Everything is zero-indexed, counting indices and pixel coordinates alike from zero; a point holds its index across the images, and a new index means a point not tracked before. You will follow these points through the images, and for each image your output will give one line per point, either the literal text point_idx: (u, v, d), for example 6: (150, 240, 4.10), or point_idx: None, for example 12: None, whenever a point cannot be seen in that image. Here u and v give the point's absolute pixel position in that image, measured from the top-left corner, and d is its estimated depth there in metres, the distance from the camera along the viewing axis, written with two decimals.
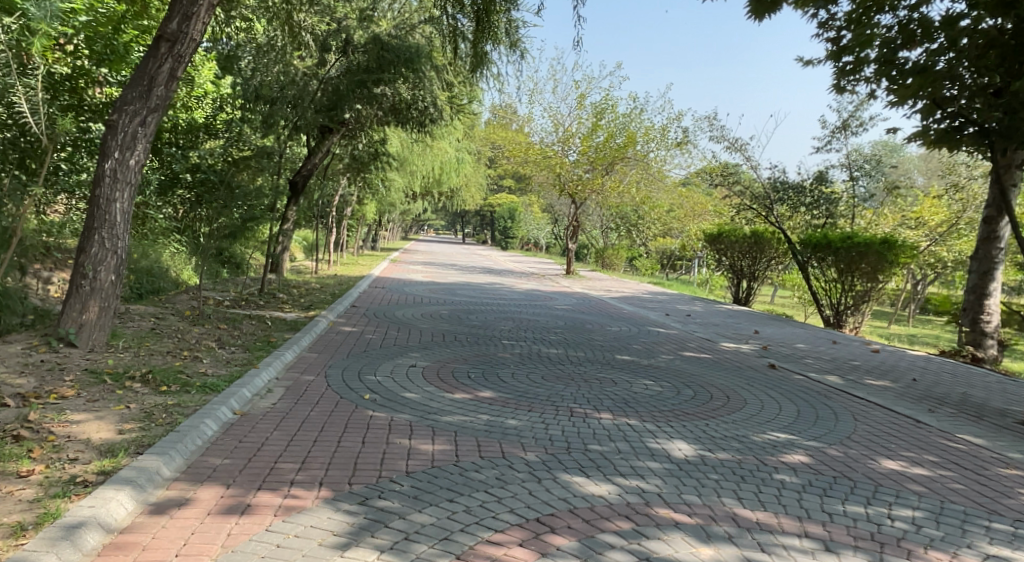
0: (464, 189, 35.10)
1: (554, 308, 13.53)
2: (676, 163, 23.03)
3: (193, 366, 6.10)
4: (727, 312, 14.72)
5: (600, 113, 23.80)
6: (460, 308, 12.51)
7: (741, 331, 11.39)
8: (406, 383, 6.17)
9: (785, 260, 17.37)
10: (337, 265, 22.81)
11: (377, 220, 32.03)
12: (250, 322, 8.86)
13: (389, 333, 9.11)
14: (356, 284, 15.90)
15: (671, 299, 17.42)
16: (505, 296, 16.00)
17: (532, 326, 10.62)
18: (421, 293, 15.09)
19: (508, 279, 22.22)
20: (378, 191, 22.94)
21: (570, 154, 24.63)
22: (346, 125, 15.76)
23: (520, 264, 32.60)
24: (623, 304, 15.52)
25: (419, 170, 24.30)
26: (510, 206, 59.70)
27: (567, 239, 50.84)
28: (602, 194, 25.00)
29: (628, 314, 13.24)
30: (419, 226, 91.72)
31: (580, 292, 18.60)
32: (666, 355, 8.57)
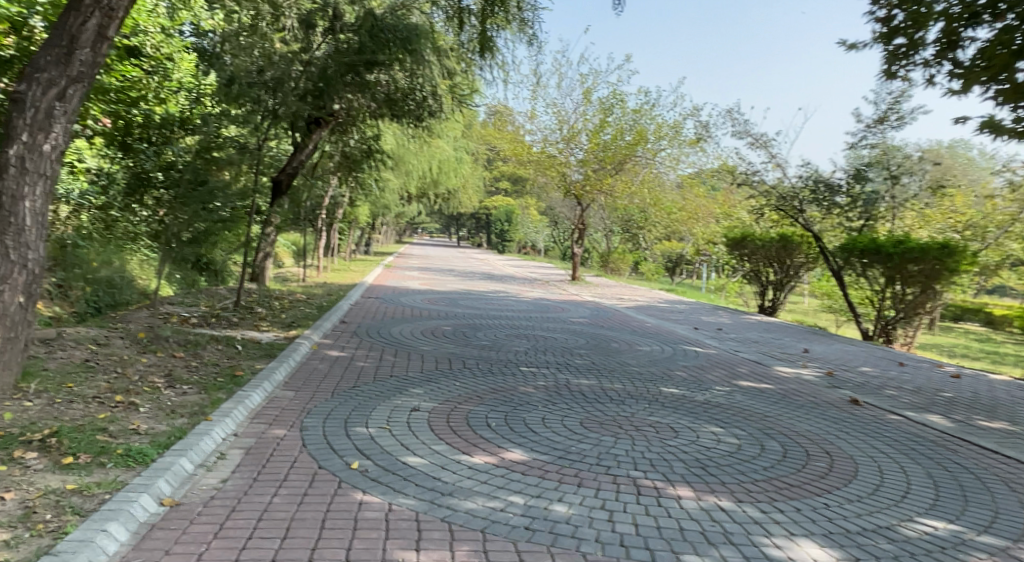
0: (461, 190, 33.58)
1: (569, 322, 12.05)
2: (690, 161, 21.59)
3: (124, 418, 4.60)
4: (760, 325, 13.27)
5: (608, 109, 22.35)
6: (465, 323, 11.01)
7: (790, 351, 9.92)
8: (408, 439, 4.64)
9: (815, 266, 16.06)
10: (327, 271, 21.24)
11: (370, 223, 30.48)
12: (216, 347, 7.32)
13: (385, 359, 7.59)
14: (348, 294, 14.37)
15: (692, 309, 15.97)
16: (514, 306, 14.51)
17: (552, 346, 9.12)
18: (420, 304, 13.58)
19: (512, 286, 20.75)
20: (370, 191, 21.41)
21: (575, 152, 23.19)
22: (336, 117, 14.28)
23: (520, 269, 31.09)
24: (643, 316, 14.05)
25: (415, 169, 22.80)
26: (507, 208, 58.19)
27: (566, 242, 49.35)
28: (611, 195, 23.53)
29: (653, 329, 11.77)
30: (413, 230, 90.16)
31: (591, 301, 17.10)
32: (720, 386, 7.11)
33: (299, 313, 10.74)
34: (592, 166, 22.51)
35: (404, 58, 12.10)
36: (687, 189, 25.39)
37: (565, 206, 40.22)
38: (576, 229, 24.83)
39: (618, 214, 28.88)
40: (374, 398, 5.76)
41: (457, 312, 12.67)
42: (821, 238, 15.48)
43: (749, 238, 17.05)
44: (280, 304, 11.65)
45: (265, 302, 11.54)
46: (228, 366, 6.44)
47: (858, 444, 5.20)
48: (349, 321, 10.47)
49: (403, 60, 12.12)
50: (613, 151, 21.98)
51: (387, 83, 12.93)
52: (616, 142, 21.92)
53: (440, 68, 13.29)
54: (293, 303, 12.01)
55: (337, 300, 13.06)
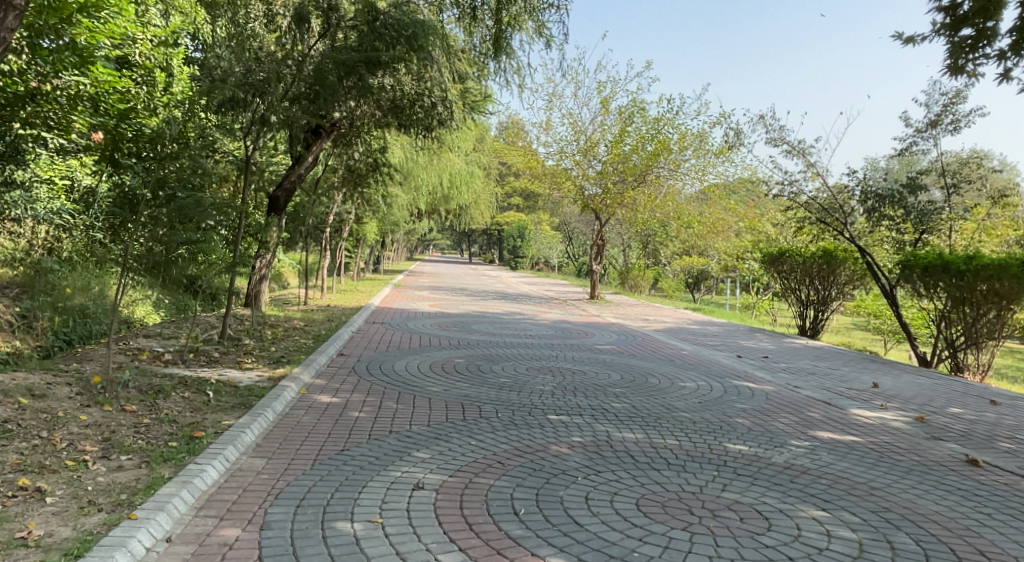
0: (472, 206, 32.42)
1: (596, 351, 10.75)
2: (717, 173, 20.33)
3: (17, 518, 3.36)
4: (808, 352, 11.89)
5: (629, 119, 21.13)
6: (481, 354, 9.74)
7: (857, 386, 8.59)
8: (410, 547, 3.39)
9: (862, 284, 14.69)
10: (332, 292, 20.10)
11: (378, 241, 29.37)
12: (183, 394, 6.09)
13: (387, 405, 6.33)
14: (352, 319, 13.15)
15: (726, 332, 14.60)
16: (533, 331, 13.21)
17: (582, 384, 7.83)
18: (430, 330, 12.31)
19: (528, 306, 19.50)
20: (378, 207, 20.28)
21: (593, 164, 21.98)
22: (338, 127, 13.17)
23: (536, 287, 29.81)
24: (675, 341, 12.71)
25: (425, 184, 21.67)
26: (519, 224, 57.06)
27: (580, 258, 48.02)
28: (632, 208, 22.29)
29: (691, 358, 10.42)
30: (424, 248, 89.21)
31: (617, 323, 15.77)
32: (797, 439, 5.79)
33: (295, 343, 9.51)
34: (613, 179, 21.29)
35: (411, 59, 10.73)
36: (712, 202, 24.09)
37: (580, 220, 38.95)
38: (595, 245, 23.52)
39: (637, 229, 27.57)
40: (366, 470, 4.50)
41: (469, 339, 11.43)
42: (868, 253, 14.13)
43: (787, 254, 15.69)
44: (275, 333, 10.43)
45: (256, 331, 10.33)
46: (190, 424, 5.21)
47: (1014, 540, 3.91)
48: (348, 353, 9.25)
49: (411, 61, 10.86)
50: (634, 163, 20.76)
51: (392, 87, 11.81)
52: (638, 152, 20.68)
53: (450, 73, 12.15)
54: (288, 331, 10.80)
55: (339, 326, 11.83)
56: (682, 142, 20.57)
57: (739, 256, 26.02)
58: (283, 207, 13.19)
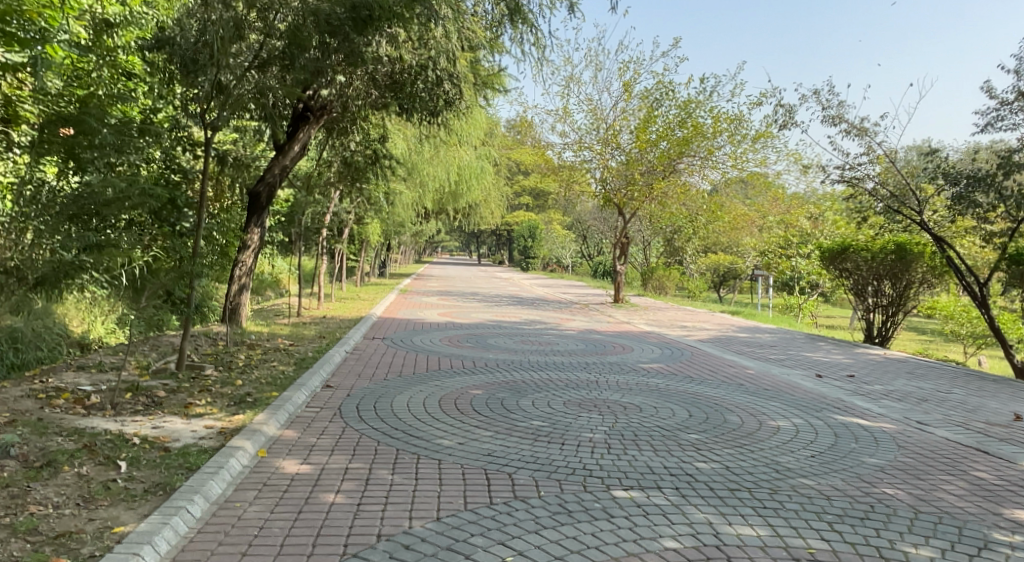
0: (483, 204, 30.52)
1: (643, 371, 8.75)
2: (754, 160, 18.31)
3: None
4: (895, 367, 9.86)
5: (656, 102, 19.10)
6: (504, 381, 7.77)
7: (998, 421, 6.60)
8: None
9: (938, 283, 12.68)
10: (331, 300, 18.22)
11: (384, 242, 27.52)
12: (83, 470, 4.19)
13: (380, 477, 4.40)
14: (350, 335, 11.22)
15: (784, 341, 12.55)
16: (561, 344, 11.23)
17: (642, 428, 5.85)
18: (440, 347, 10.36)
19: (548, 312, 17.54)
20: (381, 206, 18.39)
21: (616, 154, 20.01)
22: (328, 110, 11.31)
23: (554, 289, 27.86)
24: (730, 354, 10.71)
25: (432, 179, 19.78)
26: (530, 223, 55.25)
27: (596, 257, 46.06)
28: (660, 201, 20.30)
29: (763, 381, 8.41)
30: (432, 249, 87.43)
31: (653, 332, 13.75)
32: (997, 530, 3.84)
33: (272, 370, 7.58)
34: (640, 168, 19.32)
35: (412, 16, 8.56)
36: (745, 194, 22.08)
37: (596, 217, 36.99)
38: (618, 243, 21.47)
39: (661, 226, 25.56)
40: None
41: (488, 358, 9.48)
42: (947, 246, 12.17)
43: (849, 249, 13.62)
44: (253, 357, 8.50)
45: (226, 357, 8.36)
46: (62, 535, 3.32)
47: None
48: (338, 385, 7.31)
49: (412, 21, 8.77)
50: (664, 151, 18.77)
51: (390, 58, 9.90)
52: (667, 139, 18.70)
53: (459, 40, 10.22)
54: (270, 353, 8.87)
55: (332, 345, 9.92)
56: (715, 127, 18.48)
57: (775, 252, 23.99)
58: (265, 205, 11.21)
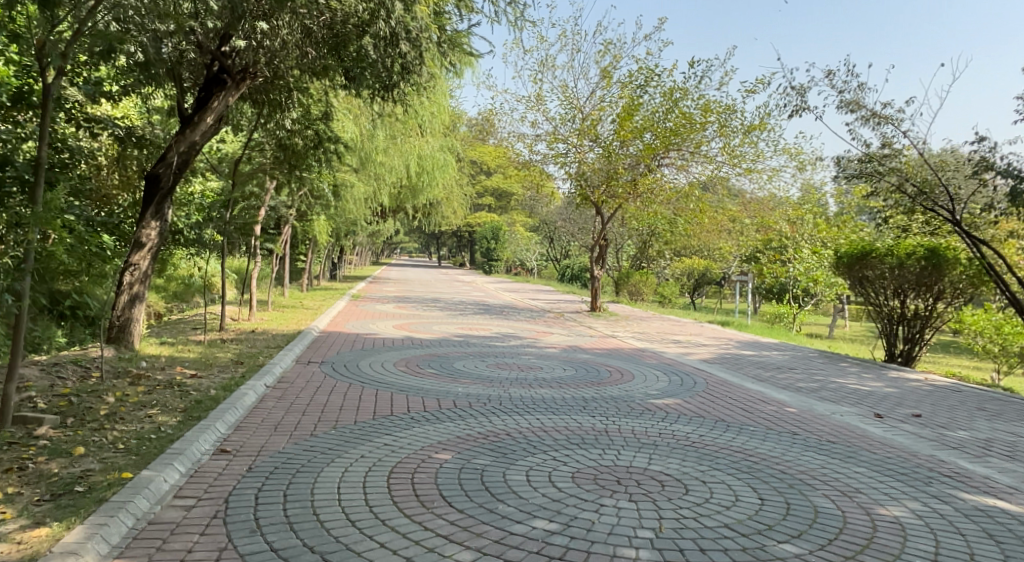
0: (444, 201, 28.25)
1: (659, 414, 6.66)
2: (746, 155, 16.42)
3: None
4: (958, 401, 7.97)
5: (639, 89, 17.11)
6: (479, 437, 5.60)
7: None
8: None
9: (975, 293, 10.89)
10: (269, 309, 15.77)
11: (336, 242, 25.07)
12: None
13: None
14: (276, 357, 8.91)
15: (802, 362, 10.63)
16: (543, 370, 9.05)
17: (703, 533, 3.75)
18: (391, 376, 8.12)
19: (521, 323, 15.40)
20: (329, 201, 16.04)
21: (593, 146, 18.03)
22: (250, 71, 9.02)
23: (523, 295, 25.75)
24: (752, 383, 8.68)
25: (388, 170, 17.48)
26: (493, 225, 53.24)
27: (563, 260, 44.12)
28: (641, 199, 18.38)
29: (818, 426, 6.42)
30: (389, 250, 84.78)
31: (646, 350, 11.69)
32: None
33: (144, 426, 5.28)
34: (622, 162, 17.37)
35: None
36: (730, 194, 20.36)
37: (565, 217, 35.08)
38: (595, 245, 19.42)
39: (637, 227, 23.64)
40: None
41: (453, 394, 7.27)
42: (986, 249, 10.45)
43: (869, 253, 11.64)
44: (128, 399, 6.16)
45: (87, 402, 5.99)
46: None
47: None
48: (237, 448, 5.06)
49: None
50: (650, 143, 16.82)
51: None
52: (652, 131, 16.76)
53: None
54: (155, 392, 6.53)
55: (250, 375, 7.62)
56: (705, 115, 16.53)
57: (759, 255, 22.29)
58: (169, 191, 8.79)
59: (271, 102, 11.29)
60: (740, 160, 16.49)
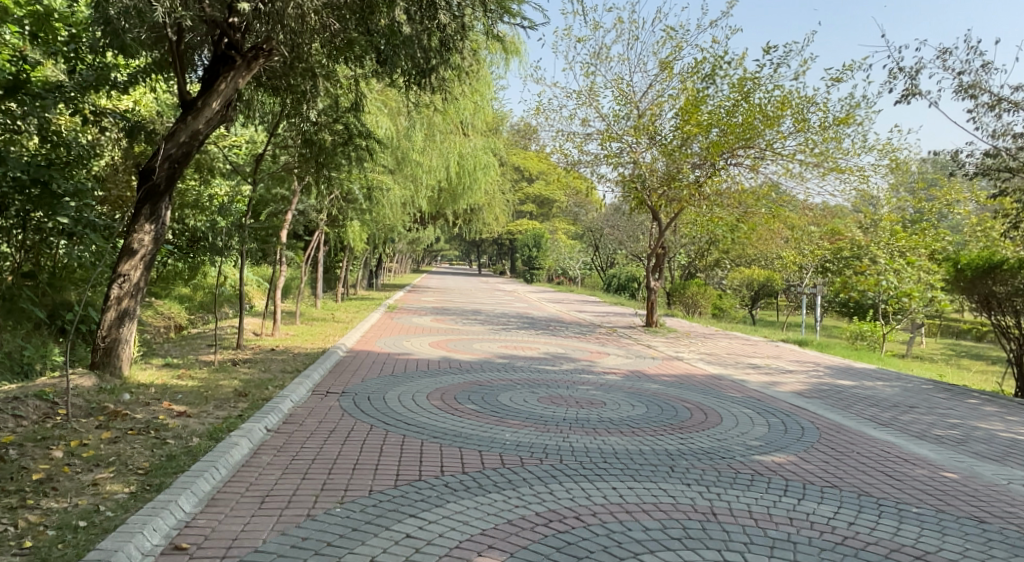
0: (486, 206, 26.79)
1: (776, 482, 4.97)
2: (827, 155, 14.58)
3: None
4: None
5: (705, 81, 15.40)
6: (540, 523, 4.01)
7: None
8: None
9: None
10: (296, 322, 14.46)
11: (373, 250, 23.78)
12: None
13: None
14: (288, 386, 7.45)
15: (920, 397, 8.74)
16: (608, 406, 7.40)
17: None
18: (423, 416, 6.57)
19: (572, 341, 13.77)
20: (362, 205, 14.68)
21: (652, 144, 16.34)
22: (263, 48, 7.70)
23: (570, 307, 24.06)
24: (874, 429, 6.89)
25: (427, 171, 16.06)
26: (536, 233, 51.69)
27: (609, 270, 42.23)
28: (704, 202, 16.62)
29: (1004, 506, 4.65)
30: (429, 258, 83.97)
31: (723, 378, 9.93)
32: None
33: (79, 503, 3.85)
34: (685, 162, 15.64)
35: None
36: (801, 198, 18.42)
37: (613, 224, 33.31)
38: (653, 254, 17.70)
39: (695, 234, 21.79)
40: None
41: (501, 446, 5.69)
42: None
43: (1002, 265, 9.65)
44: (81, 453, 4.77)
45: (26, 456, 4.61)
46: None
47: None
48: (199, 542, 3.57)
49: None
50: (716, 139, 15.08)
51: None
52: (720, 126, 15.01)
53: None
54: (122, 441, 5.13)
55: (250, 413, 6.17)
56: (780, 108, 14.72)
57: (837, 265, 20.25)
58: (165, 191, 7.48)
59: (293, 91, 9.96)
60: (823, 158, 14.58)
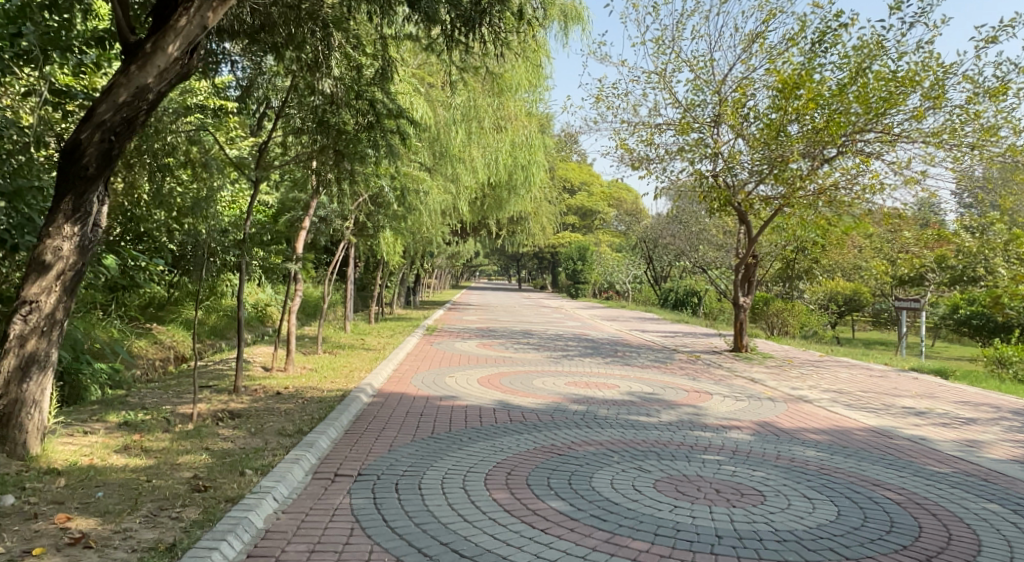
0: (534, 215, 24.29)
1: None
2: (973, 136, 11.56)
3: None
4: None
5: (811, 50, 12.57)
6: None
7: None
8: None
9: None
10: (319, 351, 12.05)
11: (411, 265, 21.43)
12: None
13: None
14: (276, 467, 4.90)
15: None
16: (772, 503, 4.69)
17: None
18: (484, 536, 3.96)
19: (656, 374, 11.08)
20: (395, 212, 12.26)
21: (746, 132, 13.61)
22: None
23: (633, 328, 21.27)
24: None
25: (472, 169, 13.58)
26: (580, 245, 48.92)
27: (663, 284, 39.25)
28: (806, 201, 13.78)
29: None
30: (468, 274, 81.90)
31: (893, 437, 7.13)
32: None
33: None
34: (792, 149, 12.77)
35: None
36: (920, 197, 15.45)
37: (672, 233, 30.37)
38: (742, 265, 14.88)
39: (779, 241, 18.88)
40: None
41: None
42: None
43: None
44: None
45: None
46: None
47: None
48: None
49: None
50: (828, 119, 12.25)
51: None
52: (830, 105, 12.24)
53: None
54: None
55: (191, 539, 3.64)
56: (908, 81, 11.88)
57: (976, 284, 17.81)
58: (99, 176, 5.06)
59: (300, 51, 7.66)
60: (968, 141, 11.60)
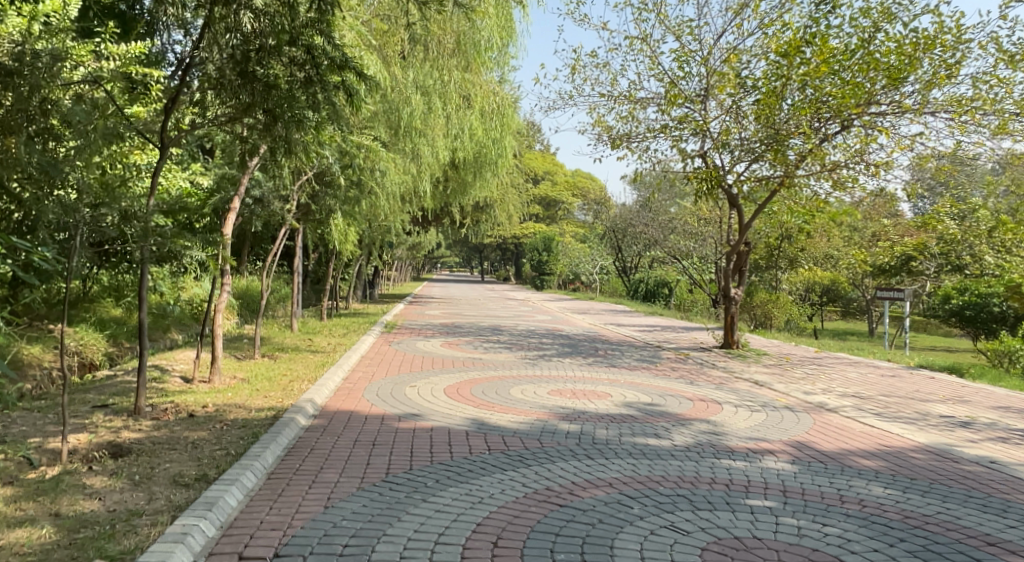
0: (499, 202, 22.69)
1: None
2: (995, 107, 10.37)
3: None
4: None
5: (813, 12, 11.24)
6: None
7: None
8: None
9: None
10: (255, 356, 10.29)
11: (367, 257, 19.66)
12: None
13: None
14: (143, 556, 3.24)
15: None
16: None
17: None
18: None
19: (648, 379, 9.65)
20: (344, 193, 10.55)
21: (739, 105, 12.23)
22: None
23: (607, 322, 19.87)
24: None
25: (434, 146, 11.94)
26: (545, 236, 47.52)
27: (631, 275, 38.08)
28: (804, 182, 12.46)
29: None
30: (428, 267, 79.90)
31: (959, 461, 5.80)
32: None
33: None
34: (794, 123, 11.43)
35: None
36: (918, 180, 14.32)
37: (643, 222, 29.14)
38: (732, 254, 13.55)
39: (763, 229, 17.66)
40: None
41: None
42: None
43: None
44: None
45: None
46: None
47: None
48: None
49: None
50: (837, 89, 10.90)
51: None
52: (836, 74, 10.93)
53: None
54: None
55: None
56: (923, 45, 10.62)
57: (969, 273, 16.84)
58: None
59: None
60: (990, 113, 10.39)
